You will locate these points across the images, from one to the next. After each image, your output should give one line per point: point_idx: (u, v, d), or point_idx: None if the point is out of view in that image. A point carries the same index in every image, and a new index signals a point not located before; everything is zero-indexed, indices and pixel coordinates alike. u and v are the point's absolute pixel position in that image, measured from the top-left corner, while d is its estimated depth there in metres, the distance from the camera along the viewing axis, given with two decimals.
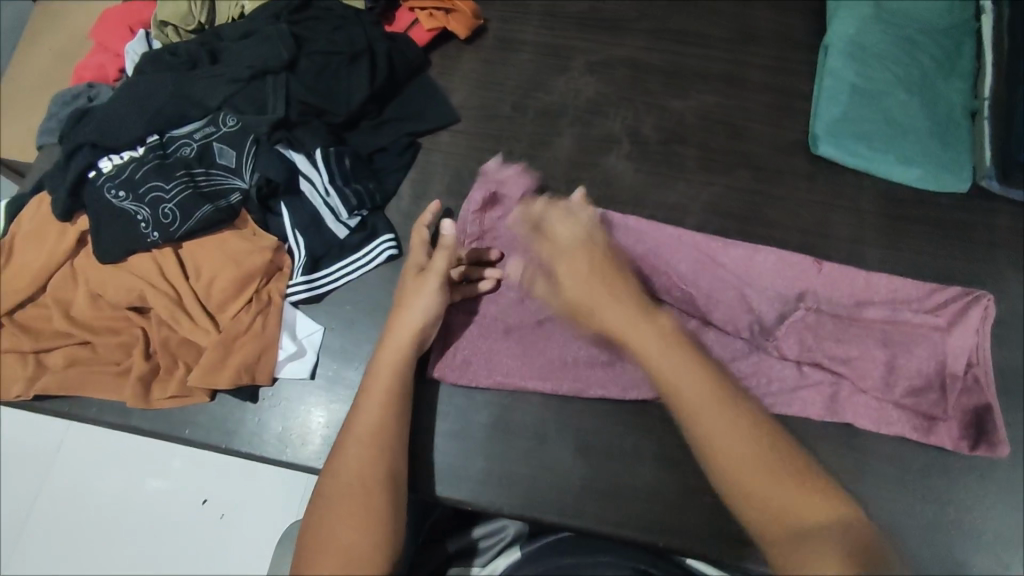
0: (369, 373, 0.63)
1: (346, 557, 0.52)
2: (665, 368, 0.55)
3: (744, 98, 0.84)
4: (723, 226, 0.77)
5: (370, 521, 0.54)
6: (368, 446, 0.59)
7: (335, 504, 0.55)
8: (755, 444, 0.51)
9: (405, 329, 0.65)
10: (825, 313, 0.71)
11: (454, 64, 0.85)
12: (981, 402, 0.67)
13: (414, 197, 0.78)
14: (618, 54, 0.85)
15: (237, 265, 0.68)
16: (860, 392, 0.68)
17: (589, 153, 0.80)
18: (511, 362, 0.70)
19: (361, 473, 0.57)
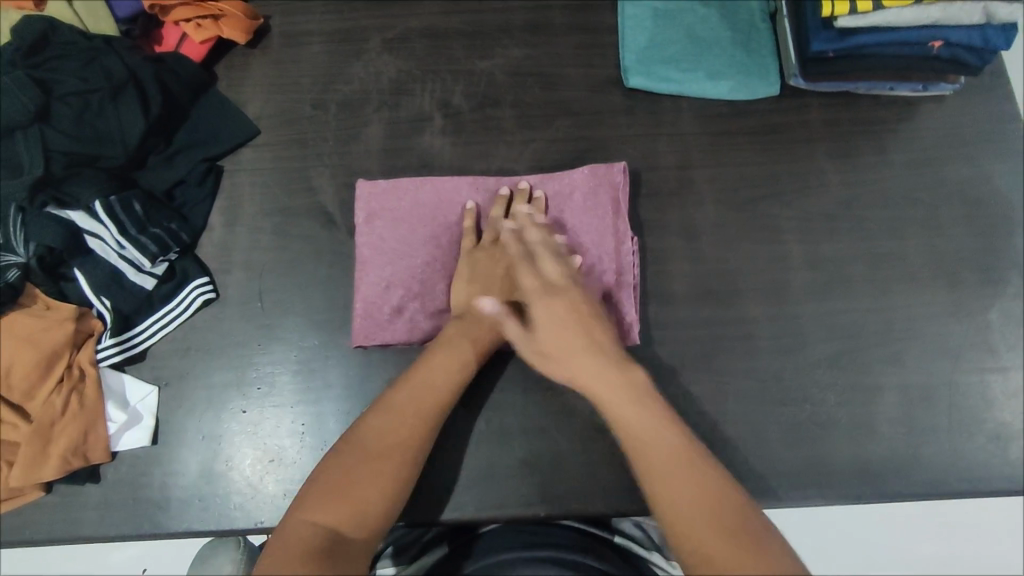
0: (382, 406, 0.59)
1: (348, 501, 0.53)
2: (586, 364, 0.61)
3: (550, 44, 0.81)
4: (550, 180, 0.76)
5: (384, 488, 0.55)
6: (446, 379, 0.61)
7: (409, 406, 0.59)
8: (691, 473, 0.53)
9: (424, 381, 0.61)
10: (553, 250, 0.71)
11: (242, 73, 0.79)
12: (770, 301, 0.71)
13: (227, 224, 0.73)
14: (415, 25, 0.81)
15: (35, 346, 0.62)
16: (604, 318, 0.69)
17: (404, 138, 0.76)
18: (368, 321, 0.68)
19: (393, 438, 0.57)
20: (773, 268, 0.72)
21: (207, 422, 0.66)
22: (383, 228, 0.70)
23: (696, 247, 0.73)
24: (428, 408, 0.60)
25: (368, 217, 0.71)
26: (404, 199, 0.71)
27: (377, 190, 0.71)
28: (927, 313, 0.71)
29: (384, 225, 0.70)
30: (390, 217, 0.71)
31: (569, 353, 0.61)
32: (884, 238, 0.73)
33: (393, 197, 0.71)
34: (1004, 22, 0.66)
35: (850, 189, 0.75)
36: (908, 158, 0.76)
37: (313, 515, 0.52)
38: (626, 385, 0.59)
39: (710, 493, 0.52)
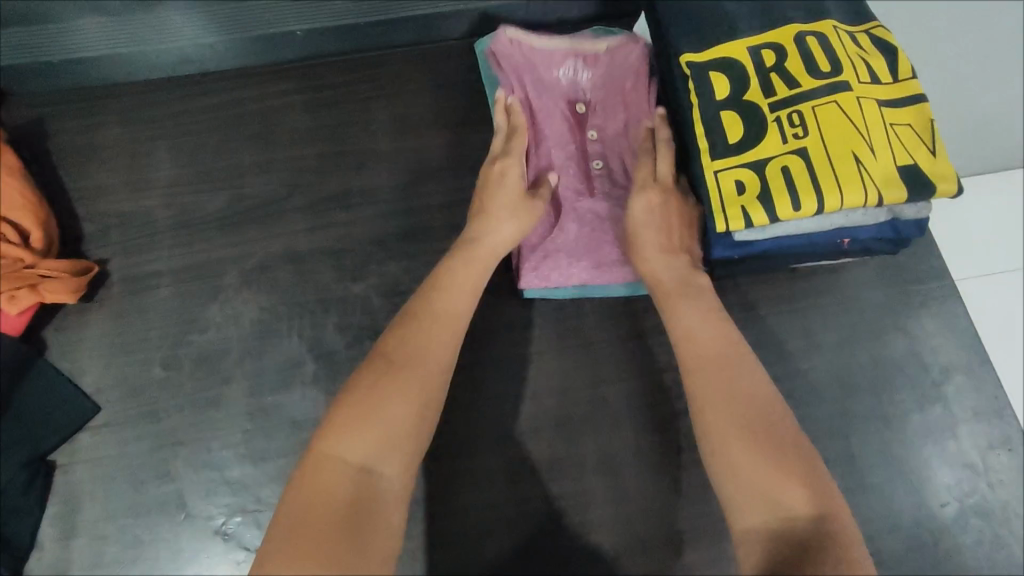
0: (407, 315, 0.55)
1: (381, 429, 0.47)
2: (676, 287, 0.59)
3: (432, 251, 0.72)
4: (455, 472, 0.64)
5: (397, 410, 0.48)
6: (463, 305, 0.58)
7: (425, 332, 0.54)
8: (764, 443, 0.47)
9: (452, 300, 0.57)
10: (613, 164, 0.72)
11: (75, 336, 0.68)
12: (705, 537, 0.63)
13: (62, 536, 0.61)
14: (276, 248, 0.72)
15: None
16: None
17: (269, 393, 0.66)
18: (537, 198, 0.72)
19: (431, 349, 0.53)
20: (705, 494, 0.64)
21: None
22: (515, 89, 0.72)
23: (617, 480, 0.64)
24: (434, 379, 0.51)
25: (510, 66, 0.72)
26: (530, 57, 0.73)
27: (519, 54, 0.72)
28: (882, 526, 0.63)
29: (518, 75, 0.72)
30: (533, 89, 0.73)
31: (694, 325, 0.56)
32: (827, 439, 0.65)
33: (529, 63, 0.73)
34: (916, 216, 0.58)
35: (782, 385, 0.67)
36: (836, 338, 0.69)
37: (331, 445, 0.46)
38: (739, 360, 0.52)
39: (768, 416, 0.48)
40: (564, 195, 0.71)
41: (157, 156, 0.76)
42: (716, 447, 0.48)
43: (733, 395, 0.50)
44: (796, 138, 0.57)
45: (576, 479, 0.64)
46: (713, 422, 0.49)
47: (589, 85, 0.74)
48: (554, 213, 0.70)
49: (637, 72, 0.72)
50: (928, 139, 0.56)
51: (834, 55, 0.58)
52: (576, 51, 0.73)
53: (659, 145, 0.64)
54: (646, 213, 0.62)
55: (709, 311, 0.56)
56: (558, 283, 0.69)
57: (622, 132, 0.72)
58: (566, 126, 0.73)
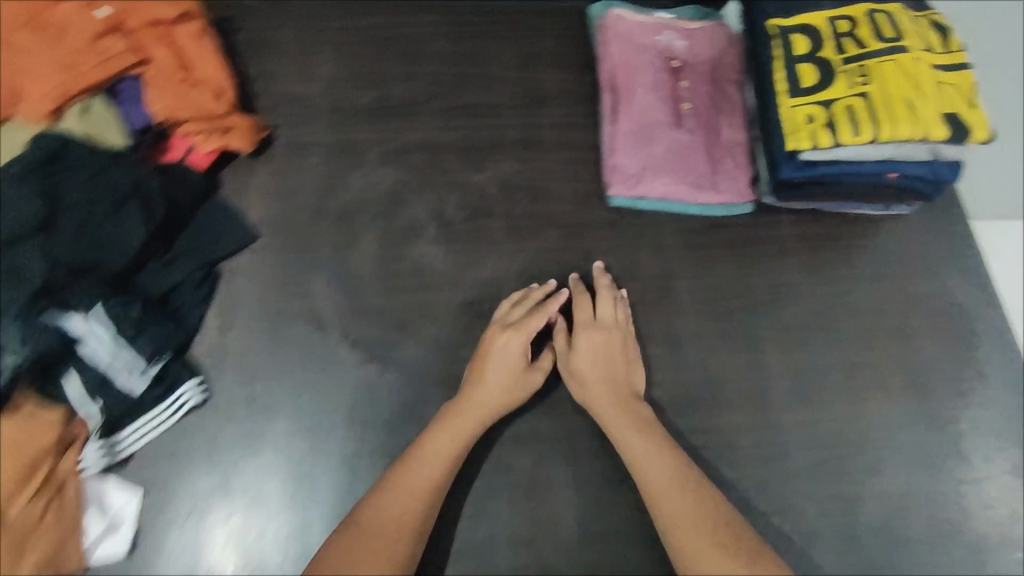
0: (409, 461, 0.65)
1: (385, 549, 0.60)
2: (612, 420, 0.69)
3: (539, 159, 0.87)
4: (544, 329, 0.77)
5: (422, 513, 0.63)
6: (454, 439, 0.67)
7: (434, 458, 0.66)
8: (710, 545, 0.61)
9: (450, 437, 0.67)
10: (698, 107, 0.87)
11: (244, 181, 0.82)
12: (749, 410, 0.75)
13: (222, 327, 0.75)
14: (414, 139, 0.87)
15: (20, 454, 0.62)
16: (722, 182, 0.84)
17: (400, 244, 0.79)
18: (634, 126, 0.86)
19: (434, 457, 0.66)
20: (752, 376, 0.76)
21: (189, 530, 0.67)
22: (621, 50, 0.90)
23: (678, 354, 0.77)
24: (430, 492, 0.64)
25: (617, 36, 0.90)
26: (636, 26, 0.91)
27: (627, 24, 0.91)
28: (897, 422, 0.75)
29: (624, 40, 0.90)
30: (637, 48, 0.90)
31: (643, 462, 0.66)
32: (856, 347, 0.78)
33: (634, 30, 0.91)
34: (951, 160, 0.72)
35: (823, 301, 0.80)
36: (873, 271, 0.81)
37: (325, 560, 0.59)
38: (676, 483, 0.65)
39: (705, 521, 0.62)
40: (657, 124, 0.85)
41: (323, 56, 0.91)
42: (679, 556, 0.62)
43: (683, 532, 0.62)
44: (860, 85, 0.71)
45: (642, 348, 0.77)
46: (686, 544, 0.62)
47: (683, 50, 0.91)
48: (644, 140, 0.85)
49: (718, 49, 0.91)
50: (968, 97, 0.70)
51: (898, 27, 0.73)
52: (673, 25, 0.91)
53: (603, 291, 0.77)
54: (586, 355, 0.72)
55: (659, 456, 0.66)
56: (646, 191, 0.82)
57: (706, 87, 0.89)
58: (662, 75, 0.88)
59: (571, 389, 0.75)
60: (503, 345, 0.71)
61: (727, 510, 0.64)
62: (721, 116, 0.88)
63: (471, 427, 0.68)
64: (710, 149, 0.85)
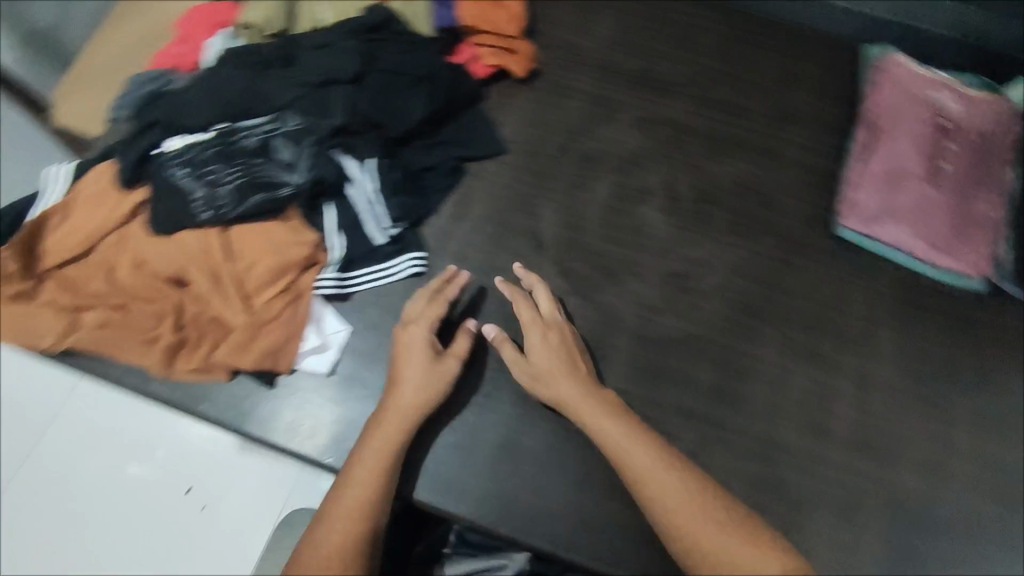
0: (351, 465, 0.63)
1: (343, 547, 0.57)
2: (582, 408, 0.65)
3: (777, 170, 0.88)
4: (738, 325, 0.78)
5: (365, 512, 0.60)
6: (385, 449, 0.63)
7: (369, 465, 0.62)
8: (717, 525, 0.57)
9: (371, 434, 0.64)
10: (957, 170, 0.84)
11: (507, 100, 0.89)
12: (924, 477, 0.72)
13: (454, 216, 0.81)
14: (664, 115, 0.91)
15: (280, 256, 0.71)
16: (961, 250, 0.81)
17: (627, 205, 0.84)
18: (882, 168, 0.85)
19: (376, 456, 0.63)
20: (935, 447, 0.73)
21: (379, 376, 0.72)
22: (888, 95, 0.89)
23: (865, 398, 0.75)
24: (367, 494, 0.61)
25: (886, 83, 0.90)
26: (912, 77, 0.89)
27: (903, 74, 0.90)
28: None
29: (895, 87, 0.89)
30: (906, 98, 0.88)
31: (627, 449, 0.62)
32: None
33: (907, 81, 0.89)
34: None
35: None
36: None
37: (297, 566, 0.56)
38: (674, 462, 0.61)
39: (701, 502, 0.58)
40: (908, 173, 0.84)
41: (601, 19, 0.97)
42: (677, 539, 0.57)
43: (672, 510, 0.58)
44: None
45: (829, 377, 0.76)
46: (687, 526, 0.57)
47: (958, 112, 0.87)
48: (891, 186, 0.84)
49: (996, 121, 0.87)
50: None
51: None
52: (952, 86, 0.88)
53: (550, 300, 0.73)
54: (544, 348, 0.70)
55: (647, 447, 0.62)
56: (877, 233, 0.82)
57: (973, 153, 0.85)
58: (926, 130, 0.86)
59: (749, 390, 0.75)
60: (410, 335, 0.69)
61: (716, 491, 0.60)
62: (980, 186, 0.83)
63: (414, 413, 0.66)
64: (959, 215, 0.82)
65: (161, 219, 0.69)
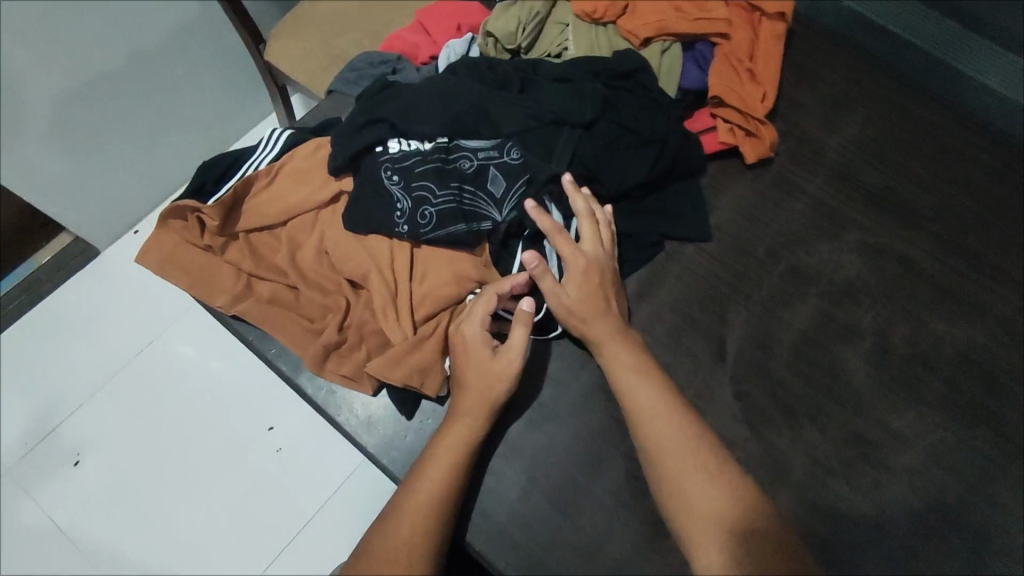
0: (418, 464, 0.61)
1: (402, 548, 0.56)
2: (605, 348, 0.65)
3: (1015, 354, 0.75)
4: (921, 522, 0.67)
5: (431, 520, 0.58)
6: (454, 448, 0.61)
7: (434, 472, 0.60)
8: (704, 483, 0.56)
9: (451, 442, 0.61)
10: None
11: (727, 184, 0.81)
12: None
13: (637, 295, 0.75)
14: (896, 248, 0.79)
15: (460, 287, 0.67)
16: None
17: (826, 337, 0.74)
18: None
19: (448, 456, 0.61)
20: None
21: (516, 442, 0.68)
22: None
23: None
24: (435, 500, 0.59)
25: None
26: None
27: None
28: None
29: None
30: None
31: (628, 389, 0.62)
32: None
33: None
34: None
35: None
36: None
37: (359, 568, 0.56)
38: (663, 411, 0.60)
39: (690, 453, 0.58)
40: None
41: (853, 119, 0.87)
42: (665, 484, 0.58)
43: (658, 450, 0.58)
44: None
45: None
46: (678, 476, 0.57)
47: None
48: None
49: None
50: None
51: None
52: None
53: (584, 217, 0.68)
54: (575, 277, 0.66)
55: (650, 394, 0.61)
56: None
57: None
58: None
59: None
60: (466, 327, 0.64)
61: (707, 443, 0.59)
62: None
63: (476, 410, 0.63)
64: None
65: (358, 218, 0.68)
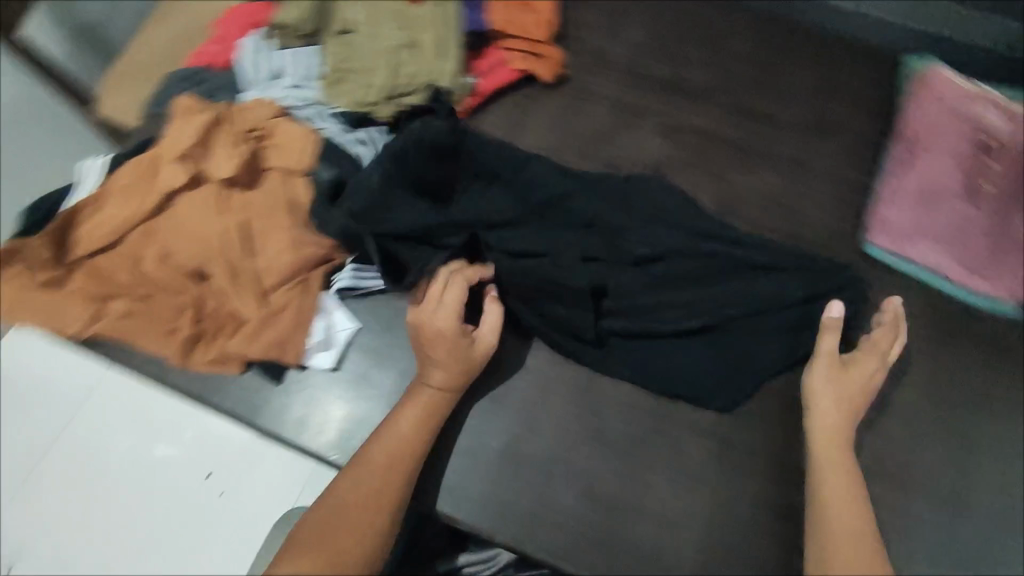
0: (380, 433, 0.64)
1: (368, 507, 0.59)
2: (836, 435, 0.64)
3: (809, 183, 0.85)
4: None
5: (396, 480, 0.61)
6: (422, 417, 0.66)
7: (397, 438, 0.64)
8: (845, 511, 0.59)
9: (419, 408, 0.66)
10: (995, 192, 0.82)
11: (531, 104, 0.88)
12: (945, 509, 0.69)
13: None
14: (692, 122, 0.88)
15: (297, 253, 0.72)
16: (996, 276, 0.79)
17: (661, 209, 0.78)
18: (916, 190, 0.83)
19: (415, 425, 0.65)
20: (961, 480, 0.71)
21: (387, 377, 0.73)
22: (928, 114, 0.86)
23: (883, 423, 0.73)
24: (402, 463, 0.63)
25: (927, 97, 0.87)
26: (952, 89, 0.87)
27: (944, 87, 0.87)
28: None
29: (938, 105, 0.86)
30: (945, 113, 0.86)
31: (830, 460, 0.63)
32: None
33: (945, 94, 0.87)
34: None
35: None
36: None
37: (320, 531, 0.57)
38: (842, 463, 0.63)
39: (848, 494, 0.60)
40: (941, 196, 0.82)
41: (632, 22, 0.95)
42: (819, 529, 0.59)
43: (834, 500, 0.60)
44: None
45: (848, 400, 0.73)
46: (845, 516, 0.59)
47: (1002, 129, 0.85)
48: (928, 204, 0.82)
49: None
50: None
51: None
52: (1002, 104, 0.86)
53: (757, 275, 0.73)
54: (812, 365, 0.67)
55: (841, 455, 0.63)
56: (908, 254, 0.80)
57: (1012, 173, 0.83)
58: (961, 150, 0.84)
59: None
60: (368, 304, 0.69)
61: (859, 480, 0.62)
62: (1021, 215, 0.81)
63: (435, 384, 0.67)
64: (994, 237, 0.80)
65: (186, 217, 0.72)
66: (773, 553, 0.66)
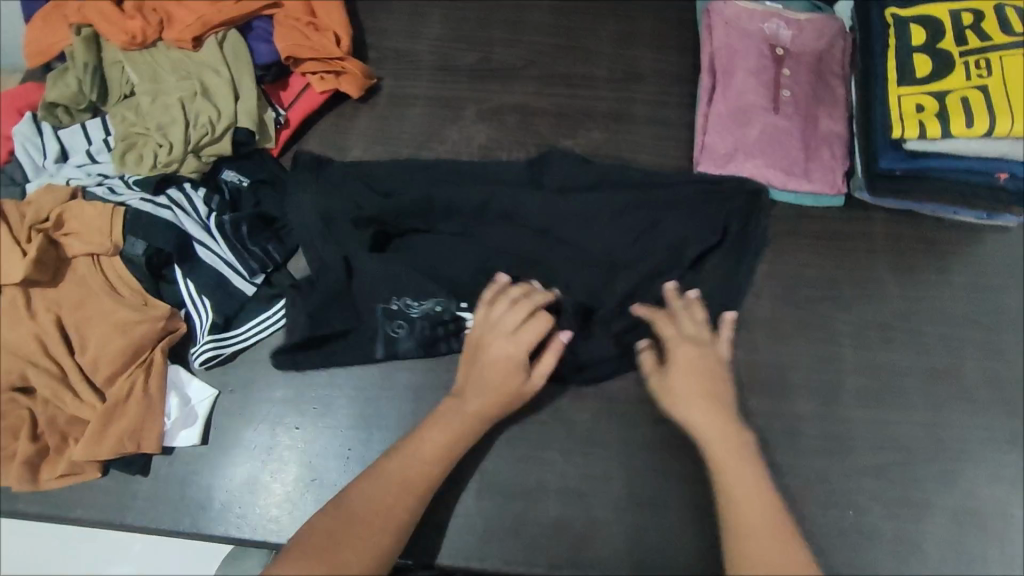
0: (393, 457, 0.63)
1: (366, 533, 0.58)
2: (713, 433, 0.64)
3: (630, 131, 0.87)
4: None
5: (403, 510, 0.60)
6: (446, 444, 0.64)
7: (412, 467, 0.62)
8: (761, 508, 0.60)
9: (440, 434, 0.64)
10: (796, 96, 0.84)
11: (349, 123, 0.87)
12: (818, 399, 0.73)
13: None
14: (509, 101, 0.89)
15: (125, 336, 0.68)
16: (815, 174, 0.82)
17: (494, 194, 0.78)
18: (726, 113, 0.84)
19: (438, 453, 0.63)
20: (827, 367, 0.74)
21: (261, 433, 0.71)
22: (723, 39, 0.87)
23: (747, 335, 0.76)
24: (406, 487, 0.61)
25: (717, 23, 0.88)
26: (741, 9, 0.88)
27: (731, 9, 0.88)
28: (982, 437, 0.72)
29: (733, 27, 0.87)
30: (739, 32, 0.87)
31: (722, 458, 0.63)
32: (940, 353, 0.75)
33: (735, 13, 0.88)
34: None
35: (909, 304, 0.77)
36: (967, 280, 0.78)
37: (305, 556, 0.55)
38: (738, 451, 0.63)
39: (755, 490, 0.60)
40: (752, 111, 0.84)
41: (430, 19, 0.95)
42: (736, 532, 0.59)
43: (742, 501, 0.60)
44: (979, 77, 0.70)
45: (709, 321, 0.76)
46: (753, 512, 0.59)
47: (789, 39, 0.87)
48: (741, 123, 0.84)
49: (825, 43, 0.88)
50: None
51: None
52: (784, 15, 0.88)
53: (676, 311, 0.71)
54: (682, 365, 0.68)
55: (737, 450, 0.63)
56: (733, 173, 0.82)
57: (806, 76, 0.86)
58: (761, 64, 0.85)
59: None
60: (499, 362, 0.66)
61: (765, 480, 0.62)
62: (821, 114, 0.85)
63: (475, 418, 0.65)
64: (807, 138, 0.83)
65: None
66: (673, 489, 0.68)
